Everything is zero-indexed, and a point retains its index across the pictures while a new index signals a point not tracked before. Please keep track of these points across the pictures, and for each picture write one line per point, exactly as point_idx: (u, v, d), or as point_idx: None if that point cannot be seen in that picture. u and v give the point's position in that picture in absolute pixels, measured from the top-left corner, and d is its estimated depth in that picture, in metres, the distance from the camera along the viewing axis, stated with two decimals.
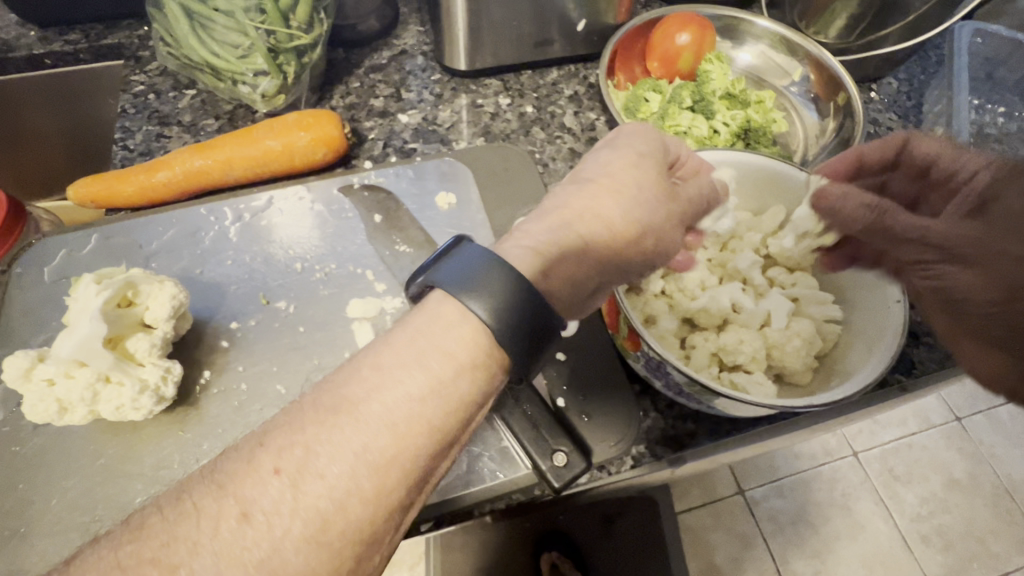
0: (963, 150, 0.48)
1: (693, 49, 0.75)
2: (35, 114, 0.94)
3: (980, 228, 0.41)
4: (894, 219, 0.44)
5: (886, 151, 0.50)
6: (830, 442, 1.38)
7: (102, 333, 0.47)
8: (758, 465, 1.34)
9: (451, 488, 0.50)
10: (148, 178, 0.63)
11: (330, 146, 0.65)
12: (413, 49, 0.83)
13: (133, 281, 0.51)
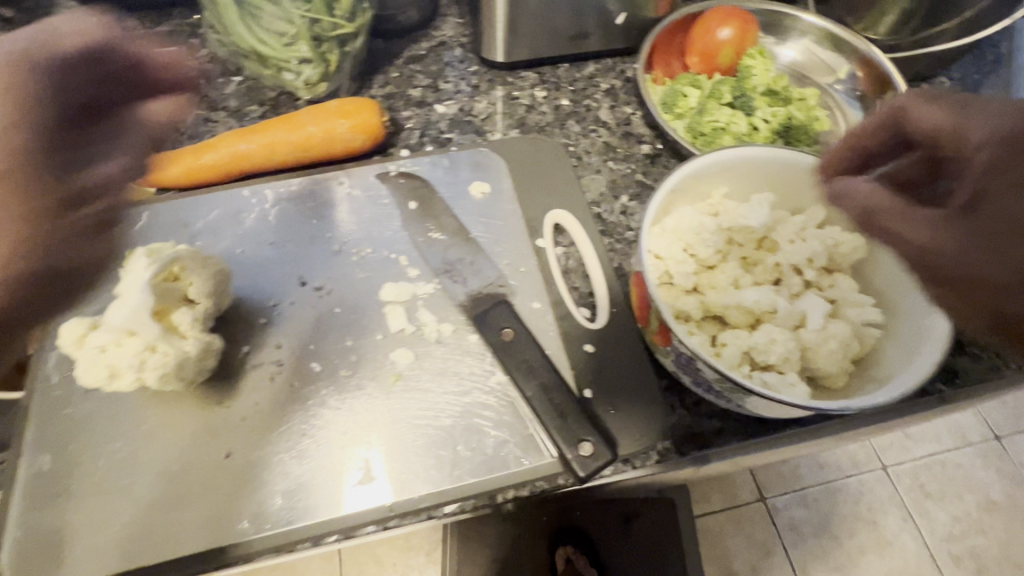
0: (975, 109, 0.38)
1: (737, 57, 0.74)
2: None
3: (963, 231, 0.33)
4: (883, 223, 0.37)
5: (882, 130, 0.42)
6: (858, 455, 1.34)
7: (148, 304, 0.50)
8: (781, 473, 1.31)
9: (474, 473, 0.49)
10: (195, 160, 0.64)
11: (370, 135, 0.67)
12: (452, 41, 0.84)
13: (180, 258, 0.53)
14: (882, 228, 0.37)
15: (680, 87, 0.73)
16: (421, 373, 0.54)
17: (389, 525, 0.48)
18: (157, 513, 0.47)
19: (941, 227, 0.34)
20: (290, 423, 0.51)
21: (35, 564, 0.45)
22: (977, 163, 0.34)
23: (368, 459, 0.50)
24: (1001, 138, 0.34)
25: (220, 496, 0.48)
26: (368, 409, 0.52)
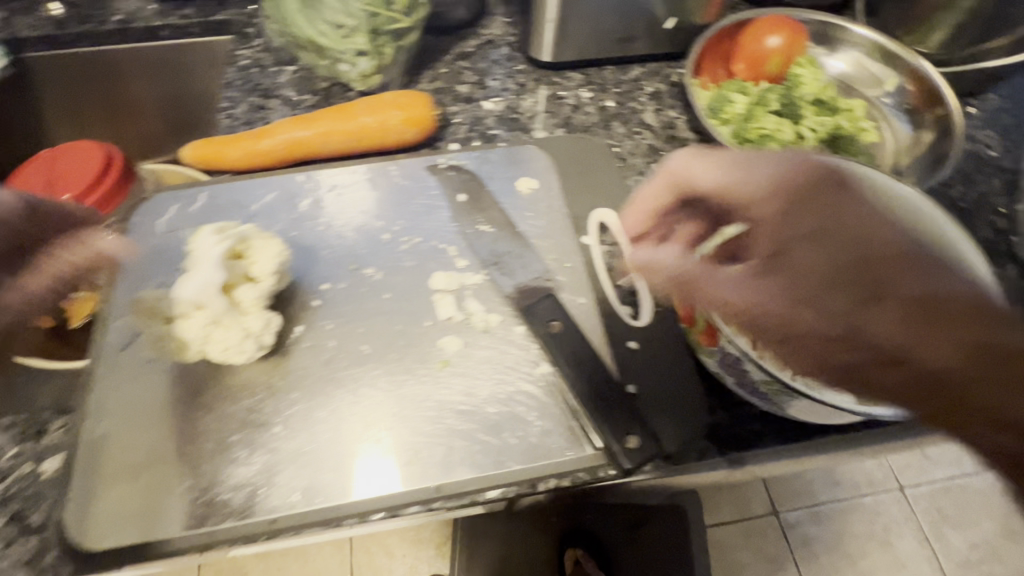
0: (745, 165, 0.46)
1: (785, 60, 0.74)
2: (135, 87, 0.98)
3: (773, 286, 0.41)
4: (703, 290, 0.44)
5: (664, 194, 0.52)
6: (874, 474, 1.33)
7: (217, 280, 0.53)
8: (794, 487, 1.31)
9: (520, 460, 0.50)
10: (254, 144, 0.66)
11: (422, 126, 0.68)
12: (499, 39, 0.85)
13: (247, 237, 0.56)
14: (702, 294, 0.44)
15: (728, 92, 0.73)
16: (468, 360, 0.55)
17: (433, 507, 0.49)
18: (212, 482, 0.49)
19: (752, 285, 0.41)
20: (342, 400, 0.53)
21: (93, 524, 0.47)
22: (766, 232, 0.43)
23: (416, 440, 0.51)
24: (780, 194, 0.43)
25: (271, 472, 0.49)
26: (416, 393, 0.53)
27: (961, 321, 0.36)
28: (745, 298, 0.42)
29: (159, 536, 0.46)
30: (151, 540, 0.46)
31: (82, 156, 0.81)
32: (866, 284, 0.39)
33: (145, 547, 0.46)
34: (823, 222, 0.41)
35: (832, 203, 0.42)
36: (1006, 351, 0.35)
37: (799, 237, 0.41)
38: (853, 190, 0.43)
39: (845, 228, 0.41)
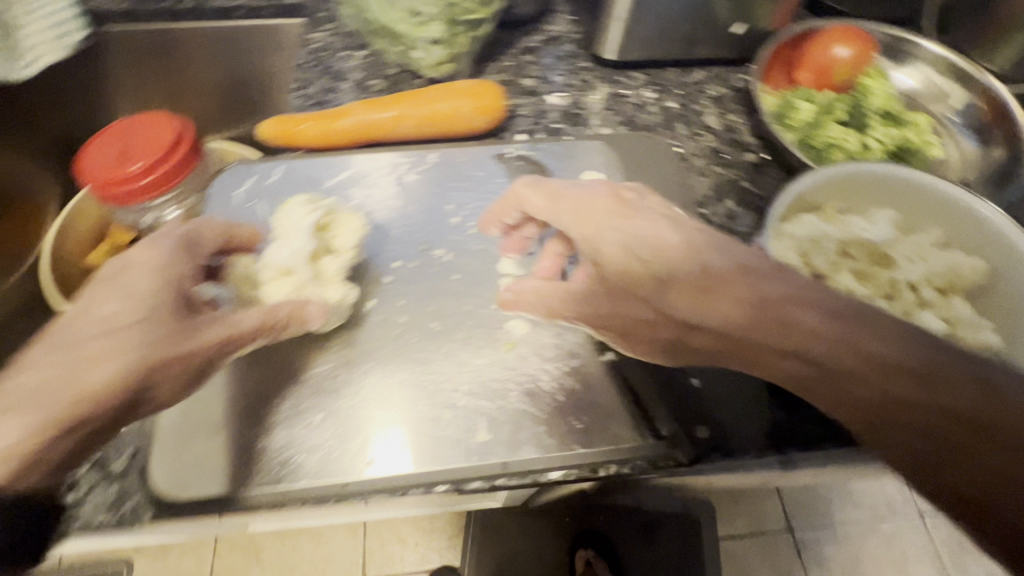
0: (535, 188, 0.59)
1: (853, 59, 0.74)
2: (198, 68, 1.02)
3: (604, 289, 0.52)
4: (562, 308, 0.55)
5: (512, 214, 0.61)
6: (895, 499, 1.30)
7: (307, 248, 0.59)
8: (810, 505, 1.30)
9: (583, 443, 0.51)
10: (332, 124, 0.69)
11: (490, 115, 0.70)
12: (563, 36, 0.87)
13: (332, 210, 0.62)
14: (564, 309, 0.55)
15: (794, 98, 0.73)
16: (535, 344, 0.57)
17: (495, 483, 0.50)
18: (286, 442, 0.51)
19: (593, 292, 0.53)
20: (409, 373, 0.55)
21: (175, 472, 0.49)
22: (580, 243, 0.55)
23: (482, 417, 0.52)
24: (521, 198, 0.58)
25: (344, 437, 0.51)
26: (482, 372, 0.55)
27: (799, 309, 0.45)
28: (599, 305, 0.53)
29: (235, 490, 0.48)
30: (228, 494, 0.48)
31: (156, 125, 0.82)
32: (661, 272, 0.49)
33: (221, 499, 0.48)
34: (626, 223, 0.53)
35: (625, 218, 0.53)
36: (843, 339, 0.43)
37: (607, 245, 0.52)
38: (639, 206, 0.55)
39: (613, 238, 0.52)
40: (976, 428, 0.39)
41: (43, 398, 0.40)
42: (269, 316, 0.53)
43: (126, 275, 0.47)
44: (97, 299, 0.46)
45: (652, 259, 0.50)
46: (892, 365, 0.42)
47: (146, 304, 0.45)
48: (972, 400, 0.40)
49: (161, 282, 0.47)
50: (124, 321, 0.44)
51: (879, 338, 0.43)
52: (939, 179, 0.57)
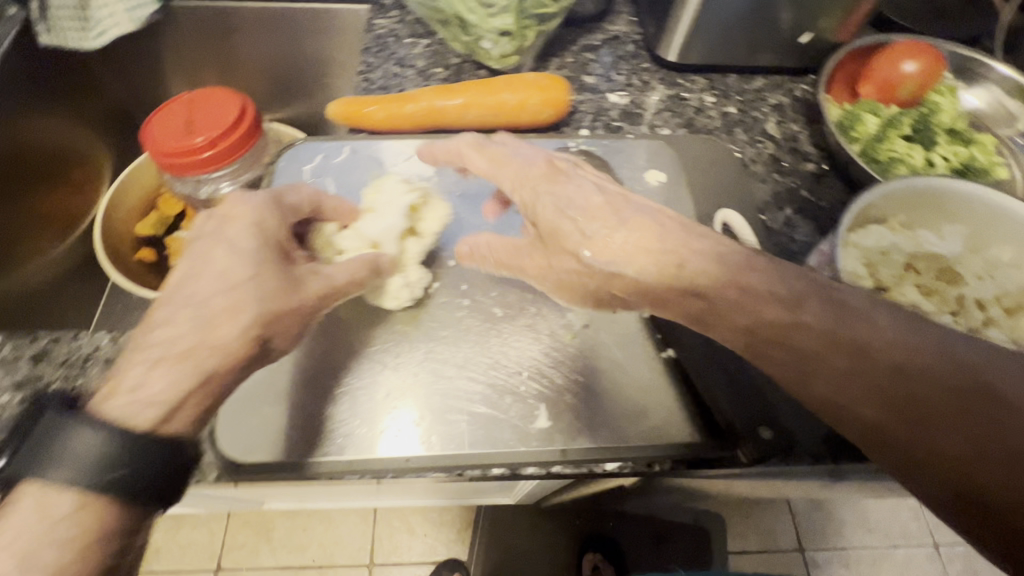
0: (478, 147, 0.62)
1: (919, 74, 0.73)
2: (245, 44, 1.01)
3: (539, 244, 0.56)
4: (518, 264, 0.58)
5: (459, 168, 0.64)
6: (909, 527, 1.28)
7: (397, 226, 0.62)
8: (823, 526, 1.28)
9: (638, 436, 0.53)
10: (398, 107, 0.70)
11: (557, 109, 0.71)
12: (625, 35, 0.87)
13: (428, 194, 0.65)
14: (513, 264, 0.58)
15: (860, 111, 0.73)
16: (594, 338, 0.58)
17: (551, 469, 0.51)
18: (355, 415, 0.53)
19: (532, 248, 0.57)
20: (471, 354, 0.57)
21: (242, 438, 0.50)
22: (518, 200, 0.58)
23: (541, 405, 0.54)
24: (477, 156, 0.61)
25: (407, 413, 0.53)
26: (541, 360, 0.57)
27: (764, 288, 0.44)
28: (539, 262, 0.56)
29: (304, 457, 0.50)
30: (297, 460, 0.50)
31: (223, 100, 0.82)
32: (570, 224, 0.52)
33: (290, 465, 0.49)
34: (552, 184, 0.55)
35: (554, 184, 0.55)
36: (810, 324, 0.42)
37: (541, 208, 0.54)
38: (568, 173, 0.56)
39: (546, 201, 0.54)
40: (959, 428, 0.37)
41: (194, 353, 0.42)
42: (361, 273, 0.55)
43: (228, 229, 0.49)
44: (207, 258, 0.47)
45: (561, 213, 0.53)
46: (865, 357, 0.40)
47: (257, 265, 0.47)
48: (950, 399, 0.38)
49: (262, 240, 0.49)
50: (235, 273, 0.46)
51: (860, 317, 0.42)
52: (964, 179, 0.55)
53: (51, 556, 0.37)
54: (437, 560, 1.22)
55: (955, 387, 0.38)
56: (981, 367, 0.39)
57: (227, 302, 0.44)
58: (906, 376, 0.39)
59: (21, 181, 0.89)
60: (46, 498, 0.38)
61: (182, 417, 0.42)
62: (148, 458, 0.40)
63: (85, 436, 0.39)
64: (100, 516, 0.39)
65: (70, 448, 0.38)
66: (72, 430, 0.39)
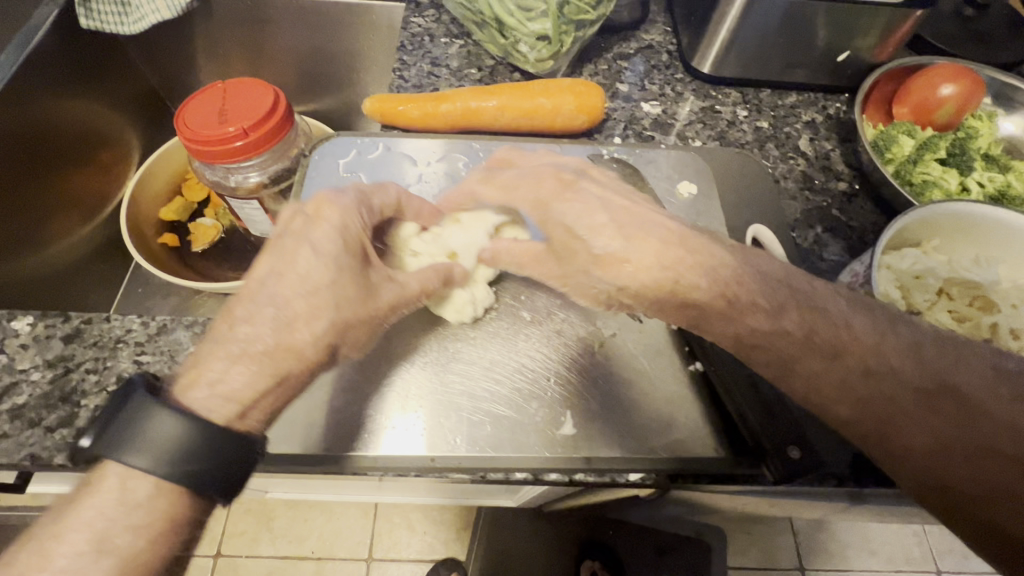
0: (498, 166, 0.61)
1: (959, 98, 0.72)
2: (276, 33, 1.01)
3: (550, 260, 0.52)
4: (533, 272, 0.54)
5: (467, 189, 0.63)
6: (914, 552, 1.25)
7: (478, 243, 0.62)
8: (826, 547, 1.25)
9: (663, 449, 0.53)
10: (434, 107, 0.72)
11: (591, 115, 0.73)
12: (660, 45, 0.87)
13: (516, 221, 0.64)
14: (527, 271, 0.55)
15: (896, 132, 0.73)
16: (621, 348, 0.59)
17: (574, 477, 0.51)
18: (383, 411, 0.53)
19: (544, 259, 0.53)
20: (499, 357, 0.58)
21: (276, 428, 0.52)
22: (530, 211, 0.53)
23: (567, 412, 0.54)
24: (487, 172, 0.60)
25: (432, 411, 0.54)
26: (567, 366, 0.57)
27: (761, 303, 0.44)
28: (545, 268, 0.53)
29: (334, 448, 0.51)
30: (327, 453, 0.51)
31: (256, 92, 0.80)
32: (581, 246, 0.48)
33: (320, 456, 0.51)
34: (561, 198, 0.50)
35: (565, 201, 0.50)
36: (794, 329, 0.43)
37: (554, 227, 0.50)
38: (578, 187, 0.51)
39: (556, 220, 0.50)
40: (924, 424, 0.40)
41: (275, 354, 0.43)
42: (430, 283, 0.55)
43: (308, 230, 0.48)
44: (292, 260, 0.47)
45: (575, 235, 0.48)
46: (843, 360, 0.42)
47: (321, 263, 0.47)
48: (916, 398, 0.41)
49: (342, 245, 0.48)
50: (317, 281, 0.46)
51: (846, 328, 0.43)
52: (985, 203, 0.55)
53: (124, 541, 0.38)
54: (435, 559, 1.21)
55: (922, 388, 0.41)
56: (945, 368, 0.42)
57: (308, 306, 0.45)
58: (877, 377, 0.41)
59: (44, 165, 0.86)
60: (121, 481, 0.39)
61: (259, 414, 0.43)
62: (219, 452, 0.40)
63: (163, 424, 0.40)
64: (172, 504, 0.40)
65: (149, 435, 0.39)
66: (153, 416, 0.40)
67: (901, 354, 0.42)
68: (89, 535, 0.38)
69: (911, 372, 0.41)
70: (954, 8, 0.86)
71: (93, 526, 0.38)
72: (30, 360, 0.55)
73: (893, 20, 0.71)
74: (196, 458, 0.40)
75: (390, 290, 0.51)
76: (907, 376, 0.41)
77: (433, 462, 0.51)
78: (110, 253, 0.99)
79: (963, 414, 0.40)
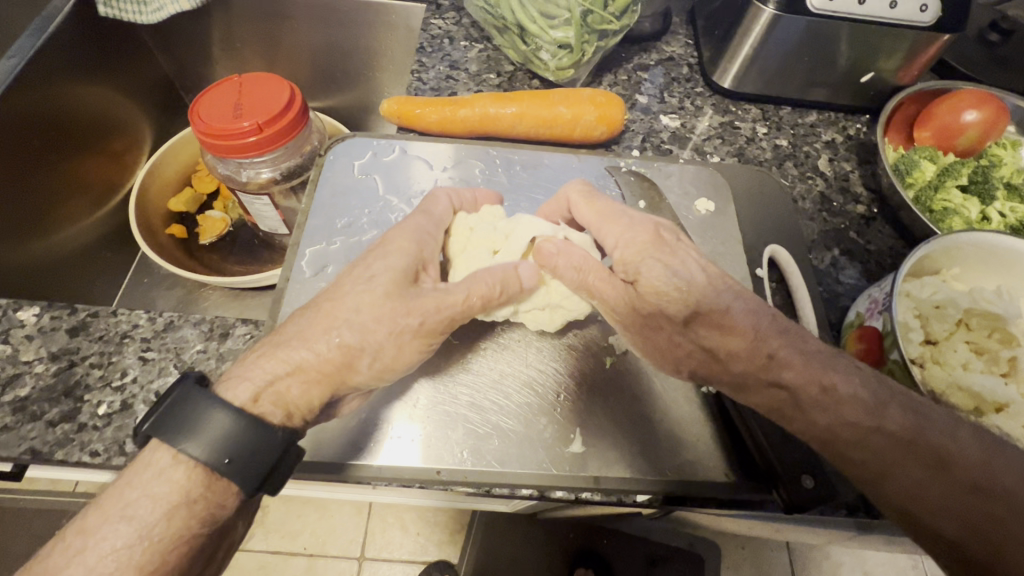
0: (592, 194, 0.59)
1: (982, 125, 0.71)
2: (294, 29, 1.00)
3: (624, 296, 0.51)
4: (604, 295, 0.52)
5: (559, 211, 0.62)
6: None
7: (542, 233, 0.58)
8: (821, 567, 1.22)
9: (672, 471, 0.52)
10: (452, 111, 0.72)
11: (610, 126, 0.72)
12: (680, 57, 0.86)
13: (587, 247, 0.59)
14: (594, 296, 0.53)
15: (918, 157, 0.72)
16: (632, 367, 0.58)
17: (581, 496, 0.51)
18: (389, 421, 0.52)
19: (615, 296, 0.52)
20: (509, 369, 0.57)
21: None
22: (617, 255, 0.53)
23: (576, 429, 0.54)
24: (579, 198, 0.59)
25: (440, 424, 0.53)
26: (576, 381, 0.57)
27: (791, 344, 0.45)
28: (623, 300, 0.51)
29: (335, 455, 0.50)
30: (330, 461, 0.50)
31: (273, 88, 0.79)
32: (669, 297, 0.49)
33: (320, 462, 0.50)
34: (657, 252, 0.51)
35: (662, 253, 0.51)
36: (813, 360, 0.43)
37: (644, 275, 0.50)
38: (677, 246, 0.52)
39: (650, 267, 0.50)
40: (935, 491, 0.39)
41: (302, 351, 0.44)
42: (488, 297, 0.51)
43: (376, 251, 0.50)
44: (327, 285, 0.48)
45: (660, 290, 0.49)
46: (871, 411, 0.42)
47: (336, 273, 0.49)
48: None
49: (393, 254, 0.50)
50: (367, 288, 0.47)
51: (952, 437, 0.41)
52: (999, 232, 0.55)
53: (145, 509, 0.37)
54: (427, 561, 1.19)
55: (944, 456, 0.40)
56: (998, 461, 0.40)
57: (358, 316, 0.46)
58: (901, 435, 0.41)
59: (56, 148, 0.85)
60: (152, 453, 0.39)
61: (271, 399, 0.42)
62: (269, 452, 0.40)
63: (219, 419, 0.39)
64: (217, 494, 0.39)
65: (204, 428, 0.39)
66: (209, 409, 0.39)
67: (994, 465, 0.40)
68: (114, 504, 0.37)
69: (936, 437, 0.41)
70: (978, 32, 0.85)
71: (122, 495, 0.38)
72: (35, 351, 0.55)
73: (920, 44, 0.70)
74: (247, 457, 0.39)
75: (429, 305, 0.48)
76: (928, 441, 0.41)
77: (438, 475, 0.50)
78: (116, 242, 0.98)
79: (984, 495, 0.39)
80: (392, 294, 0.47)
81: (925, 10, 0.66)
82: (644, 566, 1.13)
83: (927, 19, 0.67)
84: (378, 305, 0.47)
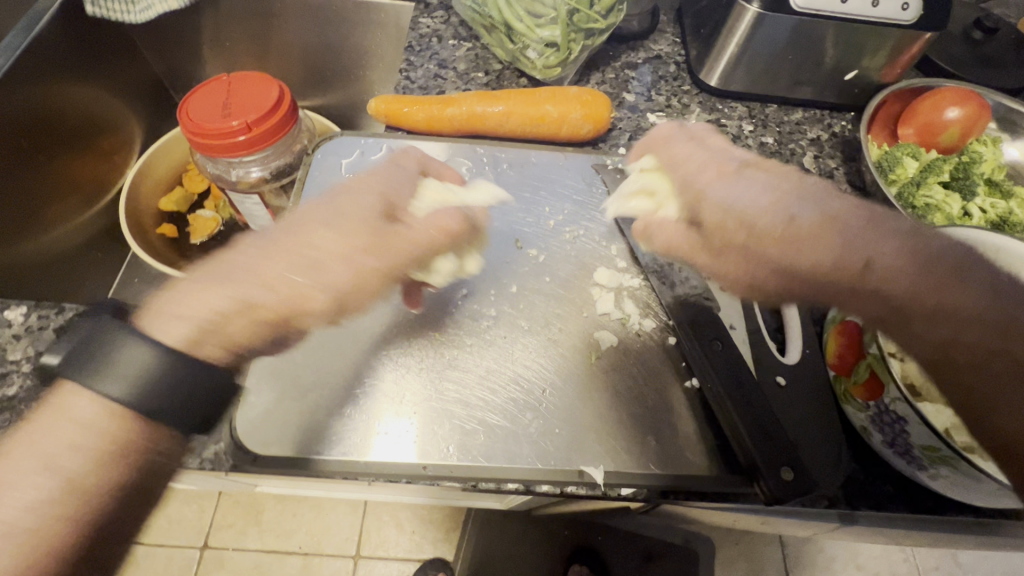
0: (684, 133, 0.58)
1: (964, 122, 0.72)
2: (282, 29, 1.00)
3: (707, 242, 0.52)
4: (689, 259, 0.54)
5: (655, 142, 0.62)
6: (899, 565, 1.21)
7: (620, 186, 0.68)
8: (814, 559, 1.22)
9: (660, 464, 0.53)
10: (440, 110, 0.72)
11: (596, 124, 0.73)
12: (668, 55, 0.87)
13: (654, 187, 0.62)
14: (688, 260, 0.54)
15: (900, 154, 0.73)
16: (616, 363, 0.59)
17: (566, 489, 0.51)
18: (374, 421, 0.53)
19: (697, 249, 0.53)
20: (494, 366, 0.58)
21: (261, 431, 0.52)
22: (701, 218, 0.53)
23: (560, 423, 0.54)
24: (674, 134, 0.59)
25: (428, 425, 0.53)
26: (561, 378, 0.58)
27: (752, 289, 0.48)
28: (713, 249, 0.51)
29: (322, 454, 0.51)
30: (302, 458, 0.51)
31: (260, 86, 0.79)
32: (746, 225, 0.48)
33: (309, 462, 0.50)
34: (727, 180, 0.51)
35: (727, 179, 0.51)
36: None
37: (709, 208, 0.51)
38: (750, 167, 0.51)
39: (716, 202, 0.50)
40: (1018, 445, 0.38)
41: (254, 285, 0.41)
42: (443, 230, 0.55)
43: (345, 197, 0.49)
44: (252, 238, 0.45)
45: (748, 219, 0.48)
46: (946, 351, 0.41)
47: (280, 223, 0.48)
48: None
49: (365, 200, 0.49)
50: (334, 223, 0.47)
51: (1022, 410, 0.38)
52: (984, 231, 0.55)
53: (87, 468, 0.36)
54: (422, 559, 1.19)
55: (1007, 407, 0.39)
56: None
57: (319, 252, 0.44)
58: (981, 381, 0.40)
59: (45, 150, 0.85)
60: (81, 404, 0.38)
61: (210, 337, 0.40)
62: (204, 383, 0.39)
63: (138, 353, 0.38)
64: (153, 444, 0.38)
65: (124, 365, 0.37)
66: (131, 343, 0.38)
67: None
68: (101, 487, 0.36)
69: None
70: (962, 31, 0.86)
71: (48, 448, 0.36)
72: (21, 351, 0.55)
73: (903, 42, 0.71)
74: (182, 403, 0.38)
75: (406, 240, 0.50)
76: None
77: (425, 471, 0.51)
78: (107, 241, 0.98)
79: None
80: (371, 229, 0.47)
81: (906, 9, 0.67)
82: (638, 560, 1.13)
83: (908, 17, 0.68)
84: (345, 239, 0.46)
